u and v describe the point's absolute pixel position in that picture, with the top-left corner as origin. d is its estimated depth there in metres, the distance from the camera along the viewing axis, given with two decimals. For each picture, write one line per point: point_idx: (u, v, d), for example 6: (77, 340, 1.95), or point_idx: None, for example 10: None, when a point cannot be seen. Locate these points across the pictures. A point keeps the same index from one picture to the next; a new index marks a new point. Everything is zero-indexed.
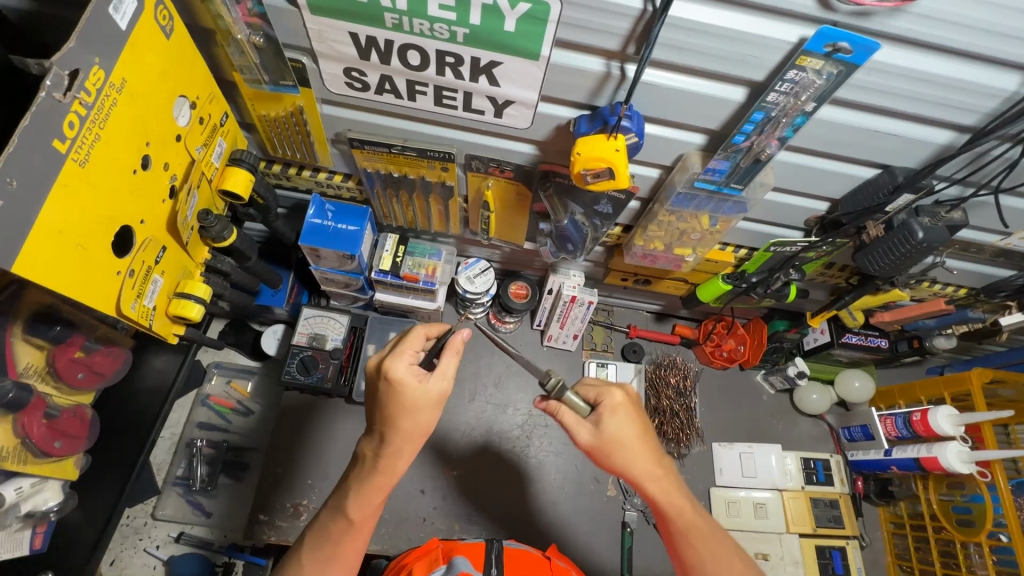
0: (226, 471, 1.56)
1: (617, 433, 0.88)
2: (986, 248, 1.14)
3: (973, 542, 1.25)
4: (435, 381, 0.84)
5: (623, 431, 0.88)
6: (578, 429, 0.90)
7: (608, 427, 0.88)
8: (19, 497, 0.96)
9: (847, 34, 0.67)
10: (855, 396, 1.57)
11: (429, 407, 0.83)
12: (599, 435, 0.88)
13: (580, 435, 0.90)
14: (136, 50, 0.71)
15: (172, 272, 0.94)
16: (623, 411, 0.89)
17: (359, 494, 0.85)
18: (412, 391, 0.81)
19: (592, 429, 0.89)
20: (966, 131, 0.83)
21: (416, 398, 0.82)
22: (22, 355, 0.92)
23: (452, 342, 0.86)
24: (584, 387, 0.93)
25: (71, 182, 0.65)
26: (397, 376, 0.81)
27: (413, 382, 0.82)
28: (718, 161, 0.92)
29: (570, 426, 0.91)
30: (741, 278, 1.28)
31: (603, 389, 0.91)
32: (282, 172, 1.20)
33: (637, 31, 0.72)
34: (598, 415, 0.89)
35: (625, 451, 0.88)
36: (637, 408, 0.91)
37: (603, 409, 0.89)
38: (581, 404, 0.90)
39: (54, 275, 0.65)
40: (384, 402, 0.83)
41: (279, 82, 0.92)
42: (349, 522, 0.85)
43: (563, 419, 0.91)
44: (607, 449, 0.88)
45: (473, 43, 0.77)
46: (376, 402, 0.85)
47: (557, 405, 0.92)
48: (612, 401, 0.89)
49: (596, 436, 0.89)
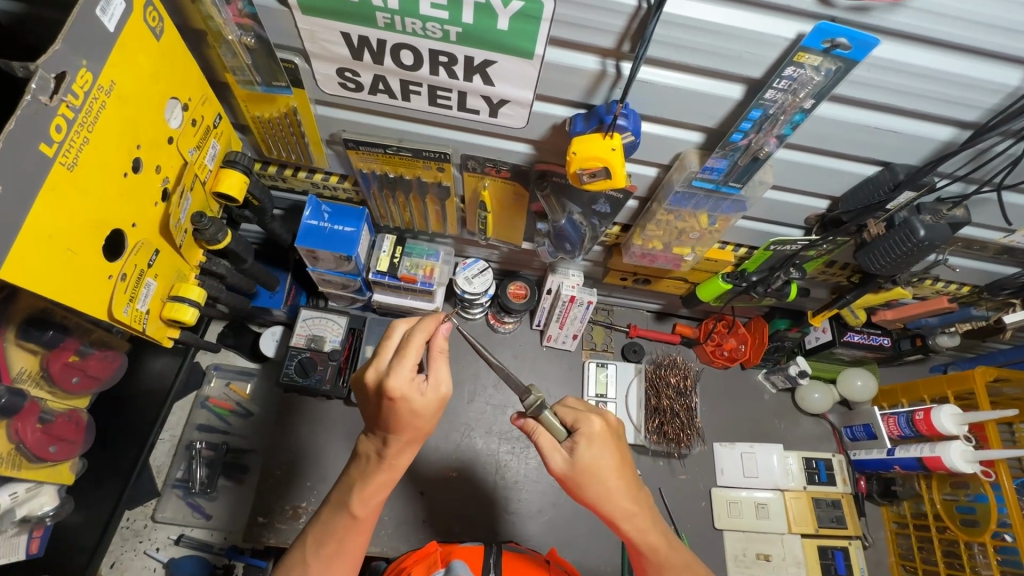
0: (226, 474, 1.54)
1: (591, 463, 0.87)
2: (990, 245, 1.13)
3: (976, 542, 1.24)
4: (433, 390, 0.81)
5: (598, 461, 0.87)
6: (553, 455, 0.89)
7: (584, 456, 0.87)
8: (14, 502, 0.96)
9: (846, 29, 0.66)
10: (857, 395, 1.56)
11: (430, 415, 0.82)
12: (572, 463, 0.88)
13: (554, 460, 0.89)
14: (125, 51, 0.70)
15: (166, 275, 0.93)
16: (600, 440, 0.89)
17: (362, 490, 0.86)
18: (416, 405, 0.79)
19: (567, 456, 0.88)
20: (968, 128, 0.81)
21: (417, 411, 0.80)
22: (17, 360, 0.92)
23: (436, 343, 0.82)
24: (563, 410, 0.94)
25: (59, 186, 0.64)
26: (398, 392, 0.78)
27: (414, 394, 0.79)
28: (716, 159, 0.90)
29: (545, 450, 0.90)
30: (741, 278, 1.27)
31: (582, 415, 0.91)
32: (278, 173, 1.19)
33: (633, 29, 0.71)
34: (573, 442, 0.89)
35: (598, 482, 0.87)
36: (613, 437, 0.92)
37: (580, 436, 0.89)
38: (558, 427, 0.90)
39: (43, 281, 0.64)
40: (386, 412, 0.81)
41: (272, 83, 0.91)
42: (352, 517, 0.86)
43: (538, 441, 0.90)
44: (579, 478, 0.88)
45: (466, 41, 0.76)
46: (377, 410, 0.82)
47: (534, 424, 0.91)
48: (589, 429, 0.90)
49: (570, 463, 0.88)
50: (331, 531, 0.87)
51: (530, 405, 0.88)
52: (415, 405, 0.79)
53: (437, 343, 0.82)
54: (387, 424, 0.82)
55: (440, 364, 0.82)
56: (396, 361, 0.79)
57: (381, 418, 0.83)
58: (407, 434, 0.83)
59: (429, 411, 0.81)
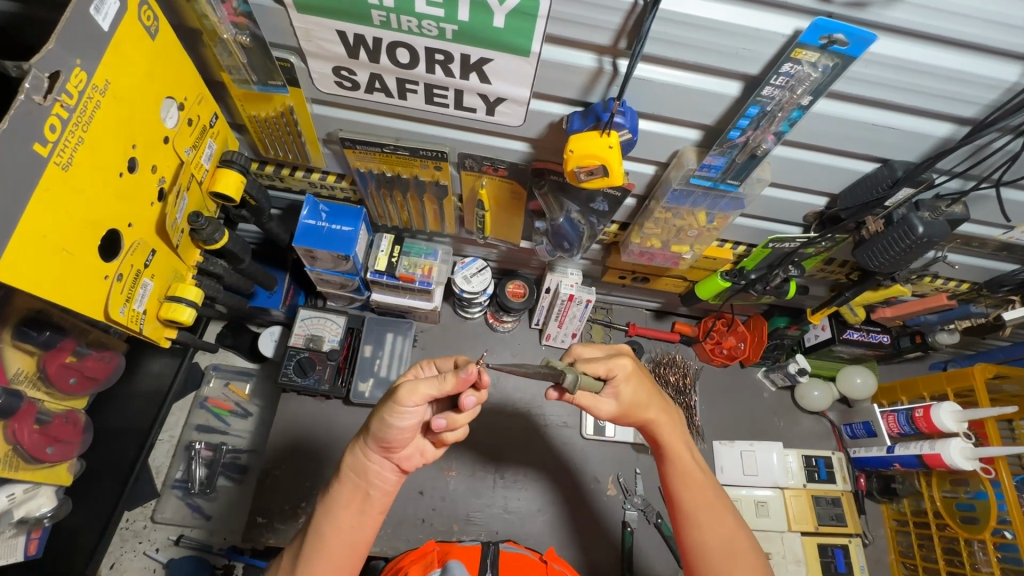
0: (226, 474, 1.58)
1: (633, 397, 0.92)
2: (989, 242, 1.12)
3: (976, 539, 1.24)
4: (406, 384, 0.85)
5: (638, 393, 0.92)
6: (599, 405, 0.92)
7: (625, 394, 0.92)
8: (12, 503, 0.96)
9: (842, 25, 0.65)
10: (857, 392, 1.56)
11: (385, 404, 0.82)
12: (618, 402, 0.92)
13: (602, 408, 0.92)
14: (120, 50, 0.70)
15: (163, 275, 0.93)
16: (634, 377, 0.92)
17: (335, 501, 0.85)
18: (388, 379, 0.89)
19: (612, 399, 0.92)
20: (967, 124, 0.81)
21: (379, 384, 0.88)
22: (13, 361, 0.91)
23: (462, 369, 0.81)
24: (591, 364, 0.89)
25: (53, 186, 0.64)
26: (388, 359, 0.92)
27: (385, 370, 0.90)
28: (714, 157, 0.90)
29: (589, 405, 0.92)
30: (740, 275, 1.28)
31: (613, 363, 0.89)
32: (275, 173, 1.19)
33: (629, 26, 0.71)
34: (613, 387, 0.91)
35: (641, 408, 0.94)
36: (639, 367, 0.95)
37: (617, 381, 0.90)
38: (595, 382, 0.87)
39: (38, 281, 0.64)
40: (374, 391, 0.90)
41: (268, 83, 0.91)
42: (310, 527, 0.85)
43: (581, 402, 0.91)
44: (626, 413, 0.94)
45: (462, 39, 0.76)
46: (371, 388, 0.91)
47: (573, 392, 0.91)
48: (623, 370, 0.90)
49: (617, 404, 0.92)
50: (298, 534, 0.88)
51: (569, 384, 0.80)
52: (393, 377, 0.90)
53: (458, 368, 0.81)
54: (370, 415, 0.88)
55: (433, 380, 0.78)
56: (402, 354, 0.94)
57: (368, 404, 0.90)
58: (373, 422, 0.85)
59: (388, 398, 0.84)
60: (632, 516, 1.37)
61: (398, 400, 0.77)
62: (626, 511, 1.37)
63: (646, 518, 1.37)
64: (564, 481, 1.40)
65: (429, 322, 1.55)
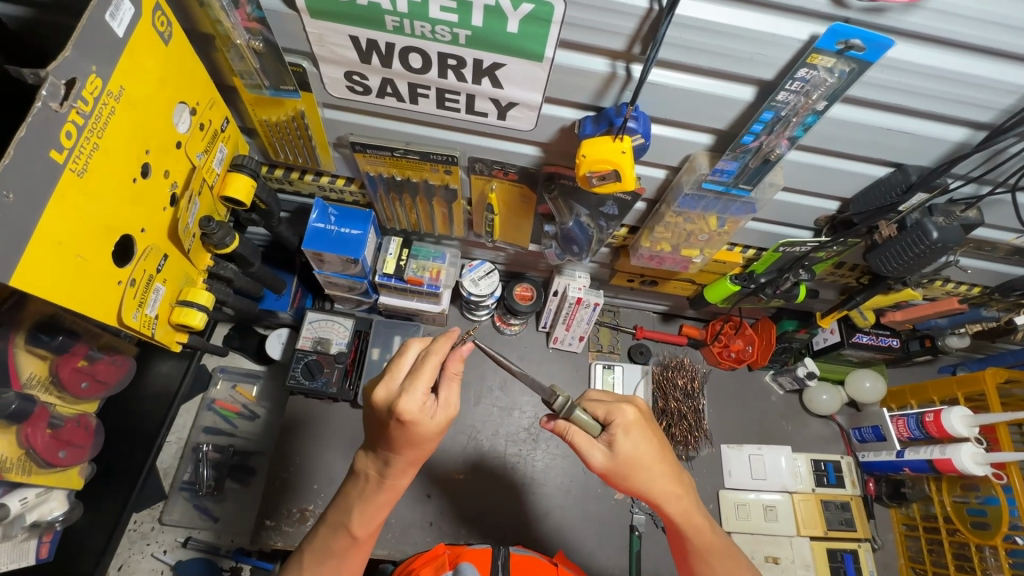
0: (233, 476, 1.57)
1: (632, 453, 0.89)
2: (1001, 246, 1.12)
3: (988, 546, 1.23)
4: (444, 410, 0.81)
5: (639, 450, 0.89)
6: (590, 450, 0.89)
7: (624, 448, 0.88)
8: (25, 508, 0.97)
9: (860, 30, 0.65)
10: (866, 396, 1.55)
11: (438, 438, 0.82)
12: (613, 454, 0.89)
13: (593, 456, 0.89)
14: (134, 56, 0.70)
15: (174, 279, 0.93)
16: (636, 428, 0.90)
17: (363, 512, 0.86)
18: (424, 429, 0.78)
19: (606, 449, 0.89)
20: (983, 128, 0.80)
21: (423, 433, 0.79)
22: (26, 365, 0.92)
23: (449, 366, 0.81)
24: (593, 404, 0.93)
25: (69, 193, 0.64)
26: (409, 416, 0.76)
27: (422, 416, 0.77)
28: (726, 162, 0.90)
29: (581, 447, 0.89)
30: (750, 279, 1.25)
31: (614, 407, 0.90)
32: (285, 177, 1.19)
33: (643, 31, 0.70)
34: (610, 434, 0.89)
35: (641, 470, 0.89)
36: (646, 422, 0.93)
37: (615, 428, 0.89)
38: (592, 423, 0.90)
39: (53, 287, 0.64)
40: (393, 435, 0.80)
41: (279, 87, 0.91)
42: (352, 539, 0.86)
43: (573, 440, 0.89)
44: (620, 469, 0.89)
45: (476, 44, 0.76)
46: (381, 431, 0.82)
47: (567, 424, 0.90)
48: (623, 419, 0.90)
49: (611, 457, 0.89)
50: (331, 551, 0.87)
51: (558, 407, 0.87)
52: (425, 429, 0.78)
53: (450, 365, 0.81)
54: (388, 444, 0.82)
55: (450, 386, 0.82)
56: (409, 383, 0.78)
57: (382, 437, 0.82)
58: (411, 455, 0.83)
59: (437, 435, 0.81)
60: (640, 520, 1.36)
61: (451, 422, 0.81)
62: (633, 515, 1.37)
63: (654, 522, 1.37)
64: (572, 485, 1.40)
65: (436, 325, 1.54)
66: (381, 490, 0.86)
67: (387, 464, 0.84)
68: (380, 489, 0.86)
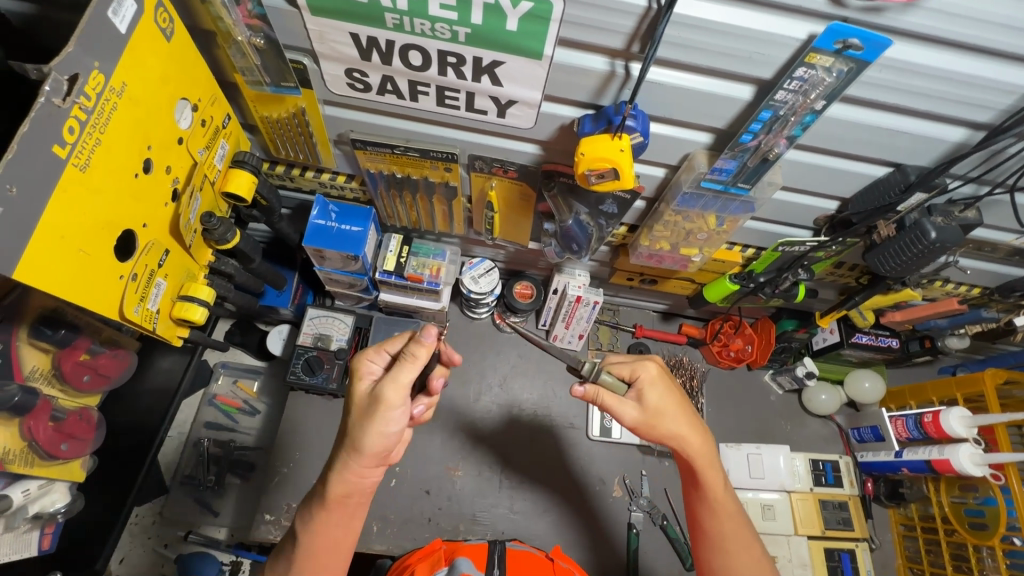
0: (234, 471, 1.59)
1: (660, 404, 0.93)
2: (1001, 247, 1.12)
3: (985, 546, 1.23)
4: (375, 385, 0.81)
5: (666, 400, 0.93)
6: (623, 408, 0.93)
7: (651, 400, 0.92)
8: (27, 499, 0.97)
9: (858, 30, 0.65)
10: (866, 397, 1.55)
11: (362, 413, 0.81)
12: (643, 408, 0.92)
13: (626, 412, 0.93)
14: (136, 52, 0.70)
15: (175, 274, 0.94)
16: (661, 381, 0.93)
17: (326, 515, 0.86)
18: (356, 389, 0.85)
19: (637, 404, 0.93)
20: (982, 128, 0.80)
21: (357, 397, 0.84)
22: (28, 359, 0.93)
23: (411, 346, 0.79)
24: (617, 365, 0.95)
25: (71, 187, 0.64)
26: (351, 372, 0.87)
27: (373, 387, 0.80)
28: (725, 161, 0.90)
29: (614, 406, 0.92)
30: (749, 278, 1.26)
31: (638, 364, 0.94)
32: (286, 173, 1.19)
33: (642, 30, 0.71)
34: (637, 390, 0.93)
35: (671, 420, 0.93)
36: (668, 375, 0.96)
37: (642, 384, 0.93)
38: (618, 382, 0.92)
39: (55, 280, 0.65)
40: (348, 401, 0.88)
41: (280, 84, 0.91)
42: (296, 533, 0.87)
43: (604, 403, 0.91)
44: (653, 421, 0.92)
45: (475, 42, 0.76)
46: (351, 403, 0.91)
47: (596, 389, 0.91)
48: (649, 375, 0.93)
49: (642, 409, 0.92)
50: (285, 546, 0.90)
51: (587, 371, 0.91)
52: (358, 392, 0.85)
53: (411, 346, 0.79)
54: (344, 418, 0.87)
55: (404, 366, 0.80)
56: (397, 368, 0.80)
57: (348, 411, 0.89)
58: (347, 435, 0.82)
59: (363, 406, 0.82)
60: (638, 518, 1.37)
61: (386, 404, 0.78)
62: (631, 513, 1.37)
63: (652, 519, 1.37)
64: (570, 482, 1.40)
65: (436, 322, 1.55)
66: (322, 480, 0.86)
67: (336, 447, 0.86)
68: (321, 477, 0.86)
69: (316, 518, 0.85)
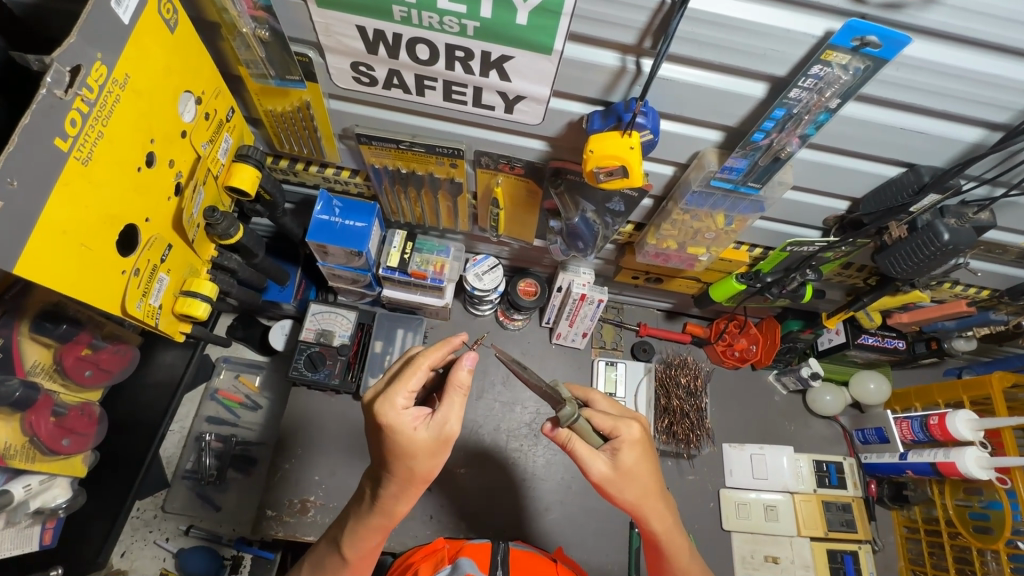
0: (235, 465, 1.59)
1: (633, 468, 0.87)
2: (1012, 250, 1.10)
3: (989, 550, 1.22)
4: (436, 427, 0.78)
5: (639, 467, 0.88)
6: (593, 461, 0.87)
7: (626, 460, 0.87)
8: (28, 494, 0.96)
9: (876, 27, 0.64)
10: (870, 398, 1.53)
11: (426, 455, 0.79)
12: (614, 466, 0.87)
13: (594, 466, 0.87)
14: (140, 43, 0.69)
15: (178, 269, 0.93)
16: (641, 446, 0.88)
17: (354, 534, 0.87)
18: (406, 437, 0.78)
19: (609, 461, 0.87)
20: (998, 129, 0.79)
21: (411, 446, 0.78)
22: (30, 353, 0.92)
23: (454, 378, 0.79)
24: (599, 417, 0.91)
25: (73, 181, 0.63)
26: (387, 422, 0.78)
27: (439, 426, 0.79)
28: (736, 159, 0.89)
29: (583, 457, 0.87)
30: (756, 278, 1.24)
31: (621, 421, 0.89)
32: (289, 168, 1.18)
33: (655, 25, 0.69)
34: (613, 447, 0.88)
35: (638, 486, 0.88)
36: (648, 441, 0.91)
37: (621, 443, 0.88)
38: (593, 434, 0.89)
39: (57, 275, 0.64)
40: (380, 443, 0.80)
41: (285, 77, 0.90)
42: (343, 560, 0.88)
43: (574, 450, 0.88)
44: (619, 482, 0.87)
45: (484, 36, 0.75)
46: (372, 440, 0.83)
47: (569, 434, 0.88)
48: (630, 434, 0.88)
49: (613, 467, 0.87)
50: (325, 568, 0.91)
51: (564, 415, 0.85)
52: (406, 440, 0.78)
53: (456, 377, 0.79)
54: (383, 459, 0.82)
55: (456, 398, 0.80)
56: (451, 399, 0.80)
57: (378, 451, 0.82)
58: (403, 476, 0.81)
59: (424, 451, 0.79)
60: None
61: (456, 438, 0.80)
62: None
63: None
64: (572, 481, 1.40)
65: (439, 318, 1.54)
66: (372, 513, 0.85)
67: (380, 484, 0.83)
68: (372, 511, 0.85)
69: (368, 544, 0.87)
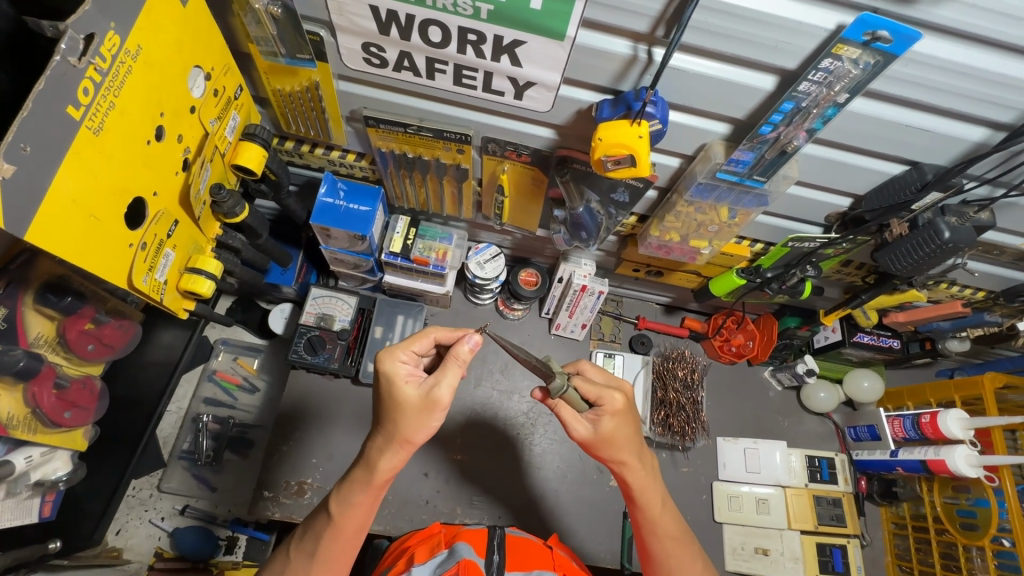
0: (232, 447, 1.60)
1: (613, 433, 0.90)
2: (1008, 251, 1.11)
3: (975, 546, 1.24)
4: (426, 387, 0.82)
5: (619, 433, 0.90)
6: (575, 425, 0.91)
7: (606, 428, 0.90)
8: (29, 466, 0.96)
9: (889, 22, 0.64)
10: (864, 396, 1.55)
11: (414, 412, 0.82)
12: (595, 431, 0.91)
13: (577, 428, 0.92)
14: (151, 17, 0.69)
15: (184, 245, 0.93)
16: (623, 414, 0.91)
17: (341, 494, 0.88)
18: (398, 390, 0.82)
19: (590, 426, 0.91)
20: (1003, 129, 0.80)
21: (400, 401, 0.82)
22: (34, 325, 0.92)
23: (457, 352, 0.82)
24: (584, 385, 0.92)
25: (84, 150, 0.63)
26: (383, 372, 0.83)
27: (427, 389, 0.82)
28: (743, 152, 0.90)
29: (567, 421, 0.92)
30: (756, 273, 1.24)
31: (605, 391, 0.90)
32: (295, 149, 1.18)
33: (669, 13, 0.70)
34: (595, 414, 0.91)
35: (617, 449, 0.91)
36: (631, 409, 0.93)
37: (603, 411, 0.90)
38: (580, 402, 0.90)
39: (65, 245, 0.64)
40: (378, 396, 0.85)
41: (295, 56, 0.90)
42: (329, 518, 0.88)
43: (560, 414, 0.92)
44: (600, 445, 0.91)
45: (497, 20, 0.75)
46: (373, 396, 0.88)
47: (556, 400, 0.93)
48: (612, 404, 0.90)
49: (593, 432, 0.91)
50: (312, 530, 0.90)
51: (554, 388, 0.86)
52: (397, 394, 0.82)
53: (456, 349, 0.82)
54: (377, 414, 0.86)
55: (450, 369, 0.82)
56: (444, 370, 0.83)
57: (375, 406, 0.86)
58: (387, 431, 0.83)
59: (413, 408, 0.82)
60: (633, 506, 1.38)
61: (443, 405, 0.82)
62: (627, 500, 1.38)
63: None
64: (568, 469, 1.41)
65: (440, 306, 1.55)
66: (357, 463, 0.87)
67: (370, 438, 0.86)
68: (357, 461, 0.87)
69: (356, 500, 0.87)
